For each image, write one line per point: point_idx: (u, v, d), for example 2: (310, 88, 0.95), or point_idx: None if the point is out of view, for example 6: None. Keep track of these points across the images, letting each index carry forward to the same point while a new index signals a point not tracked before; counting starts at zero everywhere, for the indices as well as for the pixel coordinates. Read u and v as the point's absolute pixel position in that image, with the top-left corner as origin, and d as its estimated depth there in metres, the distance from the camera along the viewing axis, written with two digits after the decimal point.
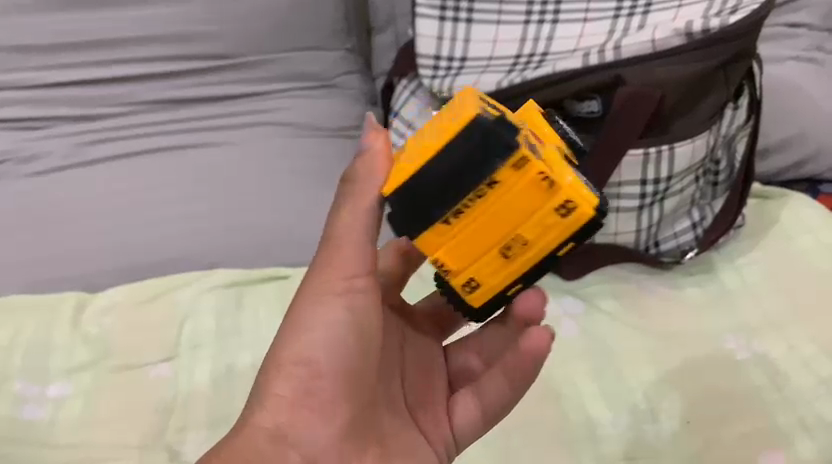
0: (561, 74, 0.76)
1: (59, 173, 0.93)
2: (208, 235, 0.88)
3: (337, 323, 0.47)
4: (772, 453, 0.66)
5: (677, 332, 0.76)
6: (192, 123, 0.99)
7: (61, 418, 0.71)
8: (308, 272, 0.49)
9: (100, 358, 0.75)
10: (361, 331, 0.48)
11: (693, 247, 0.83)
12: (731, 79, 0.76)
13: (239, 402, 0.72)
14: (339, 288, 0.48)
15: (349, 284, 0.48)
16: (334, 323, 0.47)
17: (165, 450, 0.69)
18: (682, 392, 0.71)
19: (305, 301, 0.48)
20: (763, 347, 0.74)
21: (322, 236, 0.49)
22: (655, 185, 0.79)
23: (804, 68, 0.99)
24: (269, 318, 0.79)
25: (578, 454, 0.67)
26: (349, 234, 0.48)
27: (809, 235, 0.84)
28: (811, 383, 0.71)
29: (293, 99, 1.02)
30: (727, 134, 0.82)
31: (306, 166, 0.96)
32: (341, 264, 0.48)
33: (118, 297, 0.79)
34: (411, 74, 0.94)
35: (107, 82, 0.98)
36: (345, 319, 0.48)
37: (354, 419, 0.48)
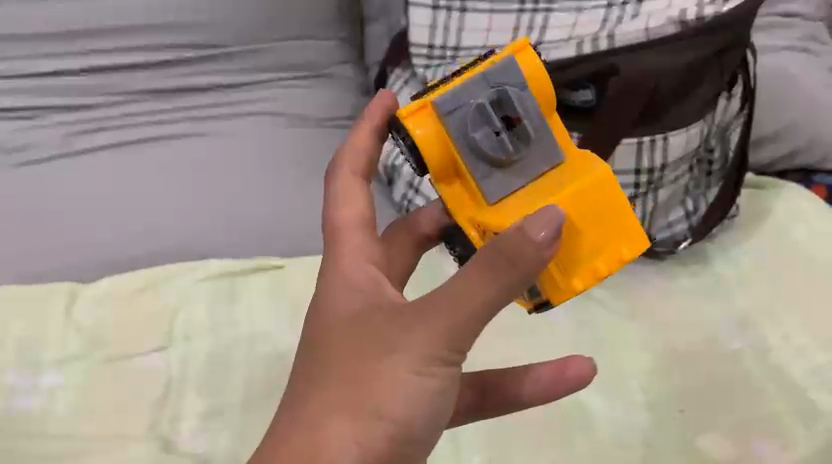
0: (554, 63, 0.75)
1: (48, 164, 0.92)
2: (201, 225, 0.88)
3: (416, 394, 0.43)
4: (765, 441, 0.67)
5: (670, 323, 0.76)
6: (184, 113, 0.98)
7: (51, 410, 0.70)
8: (410, 319, 0.43)
9: (92, 349, 0.74)
10: (442, 401, 0.44)
11: (687, 237, 0.82)
12: (725, 67, 0.76)
13: (232, 395, 0.72)
14: (432, 360, 0.43)
15: (443, 358, 0.43)
16: (413, 393, 0.43)
17: (158, 441, 0.68)
18: (677, 382, 0.71)
19: (395, 356, 0.43)
20: (756, 337, 0.74)
21: (441, 289, 0.43)
22: (648, 175, 0.79)
23: (796, 58, 1.00)
24: (262, 309, 0.79)
25: (571, 444, 0.67)
26: (464, 302, 0.42)
27: (801, 224, 0.85)
28: (804, 371, 0.71)
29: (285, 90, 1.01)
30: (721, 122, 0.82)
31: (297, 157, 0.96)
32: (444, 334, 0.42)
33: (110, 288, 0.78)
34: (404, 64, 0.94)
35: (97, 71, 0.97)
36: (425, 393, 0.43)
37: None
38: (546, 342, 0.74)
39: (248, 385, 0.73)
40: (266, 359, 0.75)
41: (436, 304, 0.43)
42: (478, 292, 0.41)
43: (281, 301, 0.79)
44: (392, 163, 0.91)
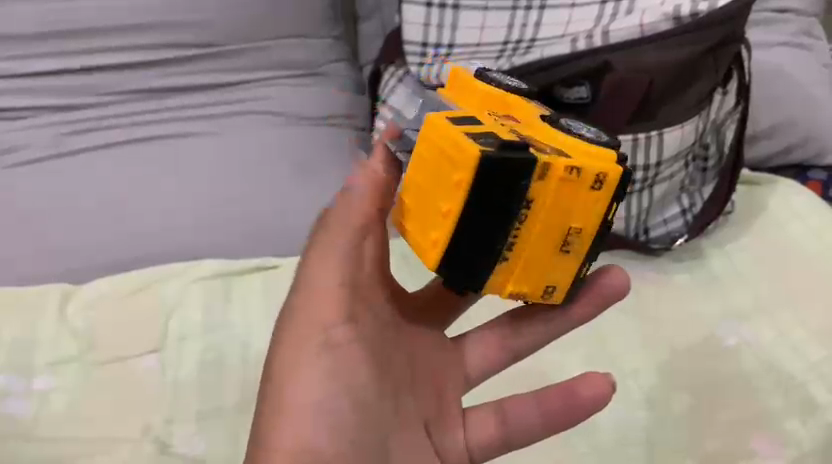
0: (550, 59, 0.75)
1: (40, 165, 0.91)
2: (197, 225, 0.87)
3: (336, 354, 0.46)
4: (764, 437, 0.66)
5: (667, 320, 0.76)
6: (177, 113, 0.98)
7: (44, 413, 0.69)
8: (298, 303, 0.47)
9: (86, 351, 0.74)
10: (365, 364, 0.47)
11: (683, 233, 0.83)
12: (719, 63, 0.76)
13: (229, 396, 0.71)
14: (334, 323, 0.46)
15: (338, 323, 0.46)
16: (333, 355, 0.46)
17: (153, 443, 0.68)
18: (674, 377, 0.71)
19: (302, 334, 0.46)
20: (754, 333, 0.74)
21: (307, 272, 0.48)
22: (644, 172, 0.78)
23: (789, 53, 1.00)
24: (259, 310, 0.79)
25: (571, 442, 0.66)
26: (330, 276, 0.47)
27: (796, 220, 0.85)
28: (801, 368, 0.71)
29: (279, 88, 1.01)
30: (716, 119, 0.81)
31: (292, 156, 0.95)
32: (327, 299, 0.46)
33: (103, 291, 0.78)
34: (398, 62, 0.93)
35: (89, 71, 0.96)
36: (342, 352, 0.46)
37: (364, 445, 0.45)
38: None
39: (245, 386, 0.72)
40: (262, 360, 0.74)
41: (317, 295, 0.46)
42: (328, 264, 0.47)
43: (278, 301, 0.79)
44: None
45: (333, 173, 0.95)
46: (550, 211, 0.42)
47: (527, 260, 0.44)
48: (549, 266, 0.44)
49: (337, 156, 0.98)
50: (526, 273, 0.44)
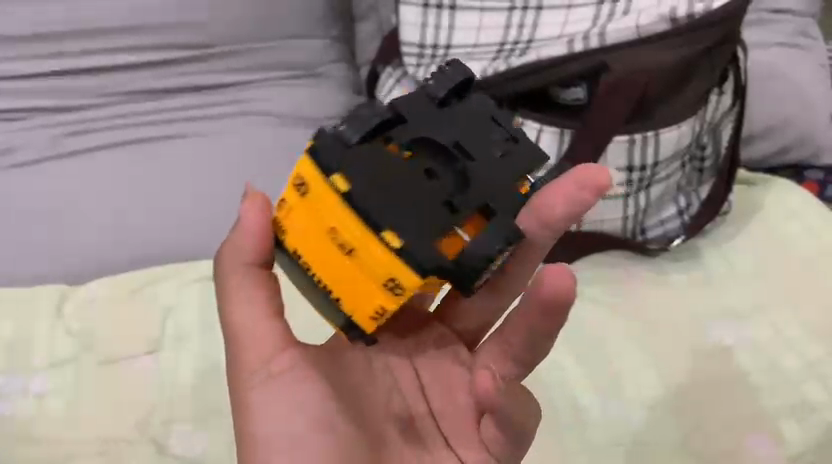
0: (545, 62, 0.75)
1: (37, 166, 0.91)
2: (196, 228, 0.89)
3: (279, 380, 0.50)
4: (759, 436, 0.68)
5: (667, 319, 0.76)
6: (174, 114, 0.98)
7: (43, 414, 0.69)
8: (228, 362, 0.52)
9: (83, 352, 0.74)
10: (305, 379, 0.51)
11: (680, 234, 0.83)
12: (716, 63, 0.75)
13: (227, 396, 0.72)
14: (263, 358, 0.51)
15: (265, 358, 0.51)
16: (277, 384, 0.50)
17: (151, 444, 0.68)
18: (670, 376, 0.71)
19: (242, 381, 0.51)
20: (751, 331, 0.74)
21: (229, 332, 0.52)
22: (641, 172, 0.79)
23: (785, 53, 1.00)
24: None
25: (567, 440, 0.67)
26: (241, 327, 0.51)
27: (793, 219, 0.85)
28: (797, 366, 0.72)
29: (276, 89, 1.01)
30: (712, 120, 0.81)
31: (290, 157, 0.96)
32: (251, 341, 0.51)
33: (99, 292, 0.78)
34: (395, 62, 0.93)
35: (86, 72, 0.96)
36: (280, 377, 0.50)
37: (319, 438, 0.49)
38: None
39: None
40: None
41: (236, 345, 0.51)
42: (242, 309, 0.51)
43: None
44: None
45: None
46: (304, 235, 0.45)
47: (343, 277, 0.44)
48: (366, 274, 0.43)
49: None
50: (354, 291, 0.44)
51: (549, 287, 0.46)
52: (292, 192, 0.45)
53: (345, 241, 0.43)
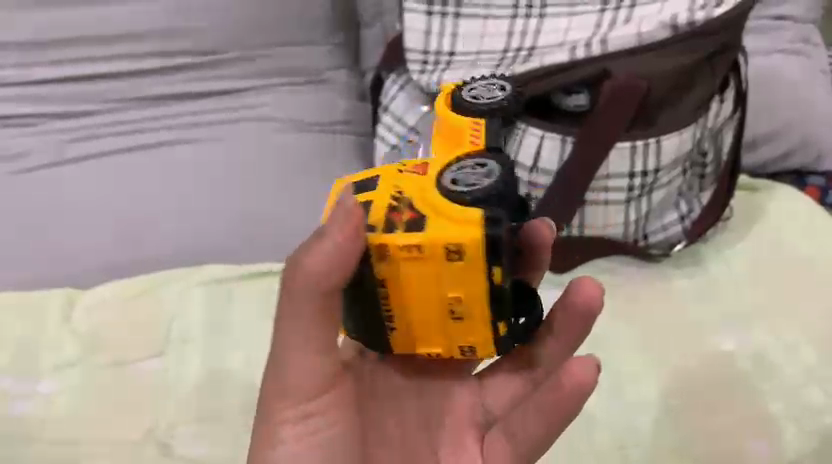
0: (547, 68, 0.76)
1: (46, 170, 0.93)
2: (198, 231, 0.89)
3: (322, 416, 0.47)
4: (760, 441, 0.68)
5: (668, 324, 0.77)
6: (180, 119, 0.99)
7: (49, 414, 0.70)
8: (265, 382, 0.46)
9: (90, 354, 0.75)
10: (345, 416, 0.48)
11: (682, 240, 0.84)
12: (717, 70, 0.77)
13: (230, 398, 0.72)
14: (311, 394, 0.46)
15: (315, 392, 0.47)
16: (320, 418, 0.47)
17: (155, 445, 0.69)
18: (671, 379, 0.72)
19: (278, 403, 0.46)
20: (751, 336, 0.75)
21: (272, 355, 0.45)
22: (642, 178, 0.79)
23: (788, 60, 1.00)
24: (261, 313, 0.79)
25: (568, 442, 0.67)
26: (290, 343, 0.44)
27: (793, 225, 0.85)
28: (797, 370, 0.72)
29: (280, 94, 1.02)
30: (713, 126, 0.81)
31: (294, 161, 0.96)
32: (293, 374, 0.45)
33: (106, 295, 0.79)
34: (398, 69, 0.95)
35: (95, 78, 0.98)
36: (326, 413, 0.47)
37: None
38: None
39: (246, 387, 0.73)
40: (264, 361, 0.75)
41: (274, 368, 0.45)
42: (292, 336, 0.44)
43: None
44: None
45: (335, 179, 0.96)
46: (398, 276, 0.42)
47: (420, 321, 0.43)
48: (453, 331, 0.43)
49: (339, 161, 0.98)
50: (426, 332, 0.44)
51: (572, 378, 0.45)
52: (384, 230, 0.41)
53: (470, 307, 0.42)
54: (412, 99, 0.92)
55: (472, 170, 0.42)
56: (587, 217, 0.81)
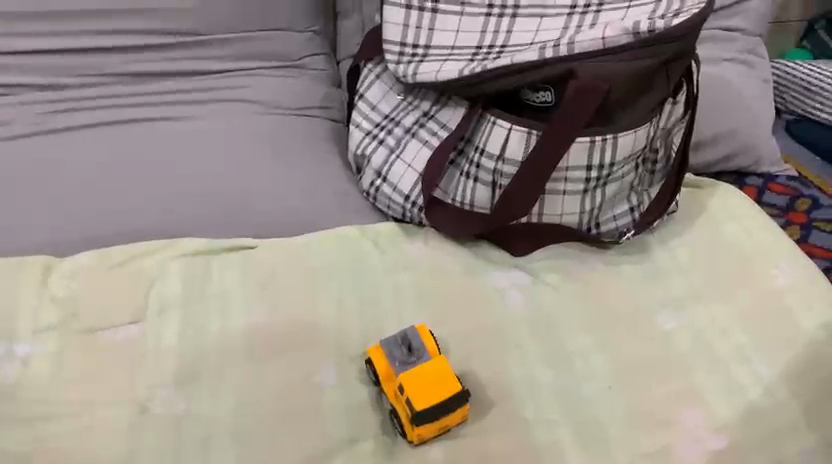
0: (519, 65, 0.81)
1: (25, 140, 0.96)
2: (175, 209, 0.91)
3: None
4: (693, 408, 0.73)
5: (616, 306, 0.83)
6: (160, 97, 1.04)
7: (31, 376, 0.73)
8: None
9: (70, 319, 0.78)
10: None
11: (631, 229, 0.90)
12: (672, 75, 0.83)
13: (207, 362, 0.75)
14: None
15: None
16: None
17: (134, 405, 0.71)
18: (616, 356, 0.78)
19: None
20: (689, 317, 0.82)
21: None
22: (598, 171, 0.85)
23: (733, 69, 1.10)
24: (236, 283, 0.83)
25: (521, 410, 0.72)
26: None
27: (732, 220, 0.93)
28: (730, 350, 0.79)
29: (259, 77, 1.08)
30: (666, 126, 0.87)
31: (269, 142, 1.01)
32: None
33: (83, 263, 0.82)
34: (377, 59, 1.00)
35: (75, 52, 1.02)
36: None
37: None
38: (503, 318, 0.81)
39: (224, 354, 0.76)
40: (239, 329, 0.78)
41: None
42: None
43: (255, 278, 0.84)
44: (363, 151, 0.97)
45: (309, 161, 1.00)
46: (422, 376, 0.69)
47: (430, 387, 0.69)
48: (434, 394, 0.68)
49: (314, 145, 1.03)
50: (421, 389, 0.68)
51: None
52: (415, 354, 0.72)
53: (439, 384, 0.69)
54: (387, 89, 0.98)
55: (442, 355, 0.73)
56: (546, 205, 0.88)
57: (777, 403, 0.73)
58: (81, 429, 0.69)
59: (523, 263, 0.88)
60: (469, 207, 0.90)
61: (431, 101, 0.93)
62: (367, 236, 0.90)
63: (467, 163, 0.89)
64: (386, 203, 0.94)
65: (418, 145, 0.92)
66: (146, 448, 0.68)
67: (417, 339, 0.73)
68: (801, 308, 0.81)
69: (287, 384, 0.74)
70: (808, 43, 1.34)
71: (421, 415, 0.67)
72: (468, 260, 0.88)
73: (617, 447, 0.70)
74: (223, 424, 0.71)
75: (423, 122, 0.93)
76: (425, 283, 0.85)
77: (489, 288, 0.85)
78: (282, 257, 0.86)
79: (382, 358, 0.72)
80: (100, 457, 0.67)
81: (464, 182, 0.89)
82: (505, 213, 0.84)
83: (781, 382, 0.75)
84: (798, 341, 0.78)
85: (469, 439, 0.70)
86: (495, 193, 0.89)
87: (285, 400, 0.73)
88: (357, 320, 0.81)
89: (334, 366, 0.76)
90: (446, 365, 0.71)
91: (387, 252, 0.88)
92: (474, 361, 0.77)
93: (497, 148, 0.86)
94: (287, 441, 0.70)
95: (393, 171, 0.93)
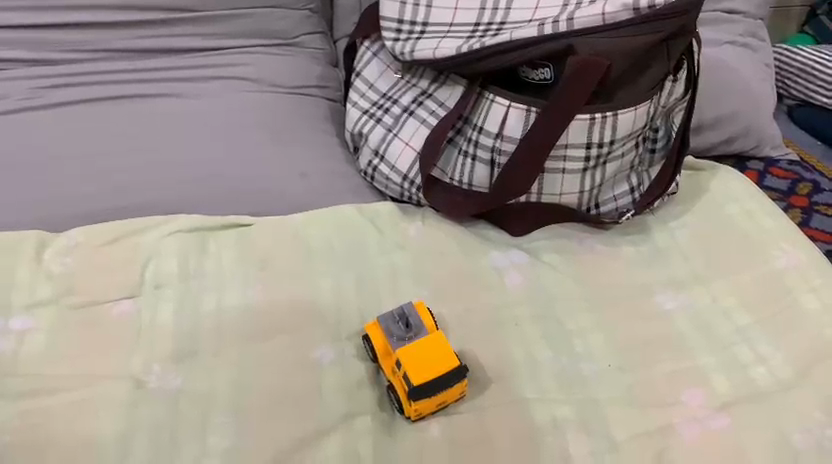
0: (517, 42, 0.80)
1: (18, 115, 0.95)
2: (170, 184, 0.90)
3: None
4: (694, 388, 0.72)
5: (615, 287, 0.83)
6: (156, 74, 1.02)
7: (23, 351, 0.72)
8: None
9: (63, 295, 0.77)
10: None
11: (630, 209, 0.90)
12: (672, 52, 0.82)
13: (203, 339, 0.74)
14: None
15: None
16: None
17: (129, 380, 0.70)
18: (615, 335, 0.77)
19: None
20: (689, 298, 0.82)
21: None
22: (598, 149, 0.84)
23: (734, 52, 1.09)
24: (232, 260, 0.82)
25: (520, 388, 0.72)
26: None
27: (734, 202, 0.92)
28: (729, 330, 0.78)
29: (256, 55, 1.07)
30: (666, 105, 0.86)
31: (266, 120, 1.00)
32: None
33: (78, 240, 0.81)
34: (374, 36, 1.00)
35: (69, 28, 1.01)
36: None
37: None
38: (502, 297, 0.80)
39: (219, 330, 0.75)
40: (234, 306, 0.77)
41: None
42: None
43: (251, 255, 0.83)
44: (360, 130, 0.96)
45: (306, 140, 0.99)
46: (419, 351, 0.69)
47: (427, 363, 0.68)
48: (431, 369, 0.67)
49: (311, 124, 1.02)
50: (418, 365, 0.67)
51: None
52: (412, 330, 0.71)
53: (437, 360, 0.68)
54: (385, 67, 0.97)
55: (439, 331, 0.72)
56: (545, 185, 0.87)
57: (777, 383, 0.73)
58: (74, 403, 0.68)
59: (522, 242, 0.87)
60: (468, 186, 0.89)
61: (429, 80, 0.92)
62: (364, 215, 0.89)
63: (465, 142, 0.88)
64: (384, 182, 0.93)
65: (417, 124, 0.91)
66: (141, 423, 0.67)
67: (414, 317, 0.72)
68: (801, 288, 0.81)
69: (283, 361, 0.73)
70: (810, 28, 1.34)
71: (420, 391, 0.66)
72: (467, 240, 0.87)
73: (617, 425, 0.69)
74: (219, 399, 0.70)
75: (421, 100, 0.92)
76: (423, 262, 0.84)
77: (489, 267, 0.84)
78: (279, 234, 0.85)
79: (380, 334, 0.71)
80: (93, 431, 0.66)
81: (462, 161, 0.88)
82: (504, 191, 0.83)
83: (782, 363, 0.74)
84: (800, 321, 0.78)
85: (469, 416, 0.69)
86: (494, 172, 0.87)
87: (281, 377, 0.72)
88: (355, 297, 0.80)
89: (330, 343, 0.75)
90: (444, 341, 0.70)
91: (384, 231, 0.87)
92: (472, 339, 0.76)
93: (496, 126, 0.85)
94: (283, 416, 0.68)
95: (391, 150, 0.92)
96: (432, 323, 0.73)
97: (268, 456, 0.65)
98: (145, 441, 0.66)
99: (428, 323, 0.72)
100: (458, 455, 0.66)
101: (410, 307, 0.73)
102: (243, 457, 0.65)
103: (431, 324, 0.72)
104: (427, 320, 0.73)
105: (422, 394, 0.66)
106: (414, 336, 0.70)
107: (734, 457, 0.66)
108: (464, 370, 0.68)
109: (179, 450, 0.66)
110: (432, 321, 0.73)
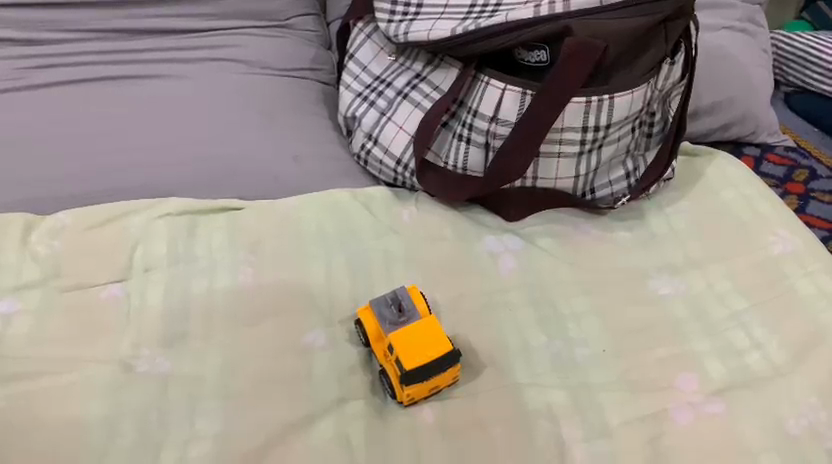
0: (513, 23, 0.78)
1: (5, 95, 0.93)
2: (160, 167, 0.88)
3: None
4: (688, 373, 0.72)
5: (609, 272, 0.82)
6: (146, 55, 1.01)
7: (10, 333, 0.70)
8: None
9: (50, 278, 0.75)
10: None
11: (626, 194, 0.89)
12: (670, 36, 0.81)
13: (192, 322, 0.73)
14: None
15: None
16: None
17: (118, 364, 0.69)
18: (609, 320, 0.76)
19: None
20: (683, 283, 0.81)
21: None
22: (594, 133, 0.83)
23: (732, 37, 1.08)
24: (222, 243, 0.81)
25: (513, 373, 0.71)
26: None
27: (730, 188, 0.91)
28: (724, 316, 0.77)
29: (248, 37, 1.06)
30: (663, 88, 0.85)
31: (257, 102, 0.98)
32: None
33: (66, 222, 0.80)
34: (368, 18, 0.98)
35: (59, 7, 0.99)
36: None
37: None
38: (495, 282, 0.79)
39: (208, 313, 0.74)
40: (223, 289, 0.76)
41: None
42: None
43: (242, 238, 0.81)
44: (353, 113, 0.95)
45: (299, 122, 0.98)
46: (411, 336, 0.68)
47: (419, 347, 0.67)
48: (423, 354, 0.66)
49: (303, 107, 1.00)
50: (410, 350, 0.67)
51: None
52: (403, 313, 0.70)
53: (428, 345, 0.67)
54: (378, 50, 0.96)
55: (430, 314, 0.71)
56: (540, 168, 0.86)
57: (772, 369, 0.72)
58: (61, 387, 0.66)
59: (516, 228, 0.86)
60: (462, 171, 0.88)
61: (424, 62, 0.91)
62: (357, 199, 0.88)
63: (460, 126, 0.87)
64: (377, 167, 0.92)
65: (410, 107, 0.90)
66: (128, 407, 0.66)
67: (407, 300, 0.71)
68: (796, 273, 0.80)
69: (273, 345, 0.72)
70: (807, 15, 1.33)
71: (412, 376, 0.65)
72: (461, 224, 0.86)
73: (611, 411, 0.68)
74: (207, 384, 0.69)
75: (415, 83, 0.90)
76: (415, 247, 0.83)
77: (482, 252, 0.83)
78: (270, 217, 0.84)
79: (372, 318, 0.71)
80: (80, 414, 0.65)
81: (457, 144, 0.87)
82: (499, 176, 0.82)
83: (776, 348, 0.74)
84: (794, 306, 0.77)
85: (461, 401, 0.68)
86: (488, 155, 0.87)
87: (271, 361, 0.71)
88: (346, 281, 0.79)
89: (321, 328, 0.74)
90: (437, 325, 0.69)
91: (377, 215, 0.86)
92: (465, 323, 0.75)
93: (490, 109, 0.83)
94: (274, 401, 0.67)
95: (384, 134, 0.90)
96: (424, 307, 0.72)
97: (259, 440, 0.64)
98: (133, 426, 0.65)
99: (418, 306, 0.71)
100: (450, 440, 0.65)
101: (401, 290, 0.72)
102: (233, 442, 0.64)
103: (422, 307, 0.71)
104: (419, 303, 0.72)
105: (414, 380, 0.65)
106: (405, 320, 0.69)
107: (728, 443, 0.66)
108: (457, 355, 0.67)
109: (167, 435, 0.65)
110: (423, 305, 0.72)
